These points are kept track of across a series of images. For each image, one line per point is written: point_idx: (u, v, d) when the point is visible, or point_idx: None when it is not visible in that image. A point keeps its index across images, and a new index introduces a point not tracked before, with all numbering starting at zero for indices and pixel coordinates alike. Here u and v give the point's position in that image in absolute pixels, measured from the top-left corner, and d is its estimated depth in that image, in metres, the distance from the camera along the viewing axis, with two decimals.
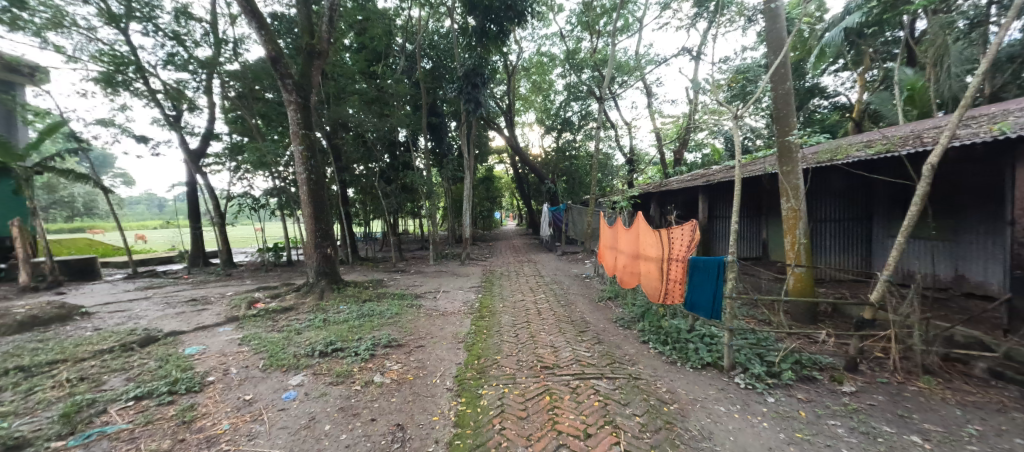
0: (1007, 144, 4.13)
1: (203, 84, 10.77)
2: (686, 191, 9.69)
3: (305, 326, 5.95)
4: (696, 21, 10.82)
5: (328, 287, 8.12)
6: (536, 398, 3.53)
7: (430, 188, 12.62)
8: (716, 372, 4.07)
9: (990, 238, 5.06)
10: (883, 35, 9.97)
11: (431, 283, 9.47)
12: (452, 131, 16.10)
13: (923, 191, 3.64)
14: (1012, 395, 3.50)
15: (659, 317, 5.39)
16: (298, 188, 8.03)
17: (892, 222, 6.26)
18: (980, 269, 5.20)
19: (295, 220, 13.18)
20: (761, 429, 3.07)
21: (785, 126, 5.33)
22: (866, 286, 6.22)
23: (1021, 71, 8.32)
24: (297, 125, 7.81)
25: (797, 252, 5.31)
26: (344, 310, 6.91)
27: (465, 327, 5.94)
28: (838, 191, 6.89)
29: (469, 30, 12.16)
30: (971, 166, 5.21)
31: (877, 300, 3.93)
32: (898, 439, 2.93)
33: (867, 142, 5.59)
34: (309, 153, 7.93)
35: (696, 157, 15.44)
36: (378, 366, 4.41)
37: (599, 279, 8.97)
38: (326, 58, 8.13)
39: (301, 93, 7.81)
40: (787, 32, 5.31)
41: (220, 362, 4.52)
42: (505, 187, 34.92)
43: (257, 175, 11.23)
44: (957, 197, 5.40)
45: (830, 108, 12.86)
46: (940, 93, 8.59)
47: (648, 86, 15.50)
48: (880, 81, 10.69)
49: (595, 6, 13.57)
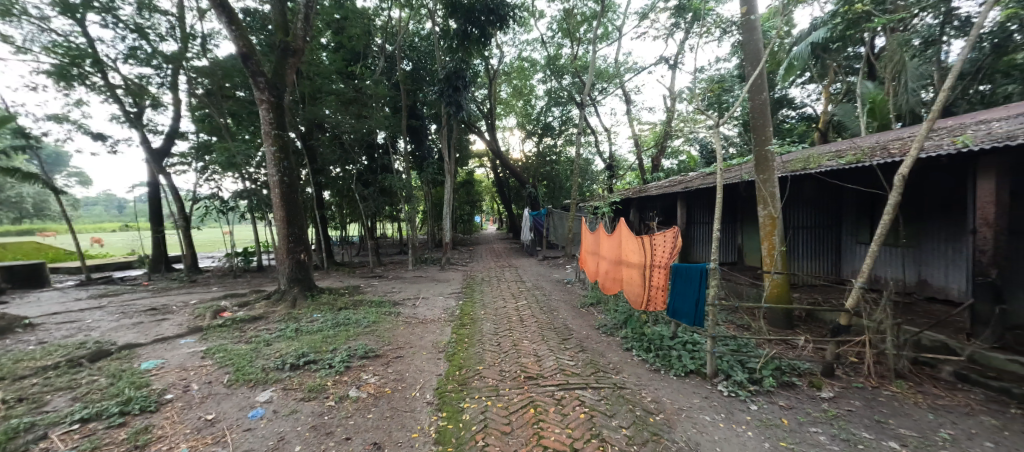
0: (969, 157, 4.32)
1: (167, 80, 10.22)
2: (666, 198, 9.82)
3: (276, 336, 5.66)
4: (674, 31, 11.05)
5: (301, 295, 7.79)
6: (520, 411, 3.43)
7: (410, 191, 12.41)
8: (699, 380, 4.08)
9: (950, 246, 5.32)
10: (847, 50, 10.42)
11: (410, 290, 9.24)
12: (432, 134, 15.90)
13: (894, 202, 3.73)
14: (978, 397, 3.63)
15: (641, 324, 5.40)
16: (270, 190, 7.69)
17: (860, 229, 6.51)
18: (941, 275, 5.46)
19: (266, 224, 12.68)
20: (746, 438, 3.07)
21: (762, 135, 5.43)
22: (837, 291, 6.43)
23: (971, 87, 8.85)
24: (270, 125, 7.50)
25: (773, 258, 5.42)
26: (318, 318, 6.63)
27: (445, 336, 5.79)
28: (809, 199, 7.10)
29: (450, 33, 11.89)
30: (935, 177, 5.46)
31: (852, 306, 4.02)
32: (876, 445, 2.98)
33: (837, 152, 5.75)
34: (282, 154, 7.61)
35: (672, 163, 15.78)
36: (354, 379, 4.21)
37: (580, 285, 8.97)
38: (301, 56, 7.83)
39: (274, 92, 7.50)
40: (764, 45, 5.39)
41: (180, 378, 4.21)
42: (485, 191, 34.82)
43: (226, 176, 10.74)
44: (922, 206, 5.66)
45: (797, 118, 13.35)
46: (898, 107, 9.06)
47: (627, 93, 15.79)
48: (844, 94, 11.20)
49: (576, 14, 13.70)
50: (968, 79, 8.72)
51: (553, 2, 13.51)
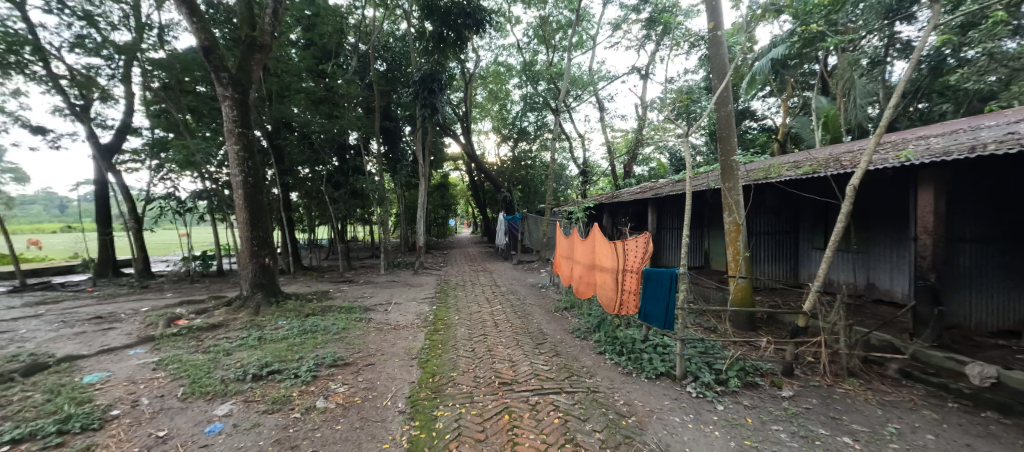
0: (911, 170, 4.65)
1: (119, 72, 9.59)
2: (637, 203, 10.08)
3: (237, 345, 5.38)
4: (645, 42, 11.45)
5: (265, 301, 7.45)
6: (494, 418, 3.40)
7: (382, 194, 12.14)
8: (669, 382, 4.20)
9: (895, 251, 5.73)
10: (803, 67, 11.09)
11: (381, 295, 9.02)
12: (407, 136, 15.68)
13: (846, 211, 3.97)
14: (920, 392, 3.91)
15: (614, 328, 5.49)
16: (233, 191, 7.34)
17: (816, 235, 6.90)
18: (887, 278, 5.86)
19: (228, 226, 12.08)
20: (713, 438, 3.17)
21: (727, 145, 5.66)
22: (795, 294, 6.80)
23: (913, 105, 9.59)
24: (234, 122, 7.17)
25: (737, 263, 5.64)
26: (283, 325, 6.36)
27: (418, 342, 5.69)
28: (770, 206, 7.47)
29: (426, 35, 11.85)
30: (882, 187, 5.86)
31: (810, 309, 4.25)
32: (833, 441, 3.14)
33: (796, 162, 6.08)
34: (246, 154, 7.28)
35: (644, 170, 16.22)
36: (322, 389, 4.05)
37: (554, 289, 9.04)
38: (268, 52, 7.53)
39: (238, 88, 7.17)
40: (729, 60, 5.62)
41: (128, 392, 3.92)
42: (460, 194, 34.61)
43: (185, 175, 10.18)
44: (871, 214, 6.06)
45: (759, 129, 14.05)
46: (849, 121, 9.68)
47: (600, 101, 16.17)
48: (801, 108, 11.91)
49: (551, 21, 13.92)
50: (908, 97, 9.47)
51: (529, 9, 13.68)
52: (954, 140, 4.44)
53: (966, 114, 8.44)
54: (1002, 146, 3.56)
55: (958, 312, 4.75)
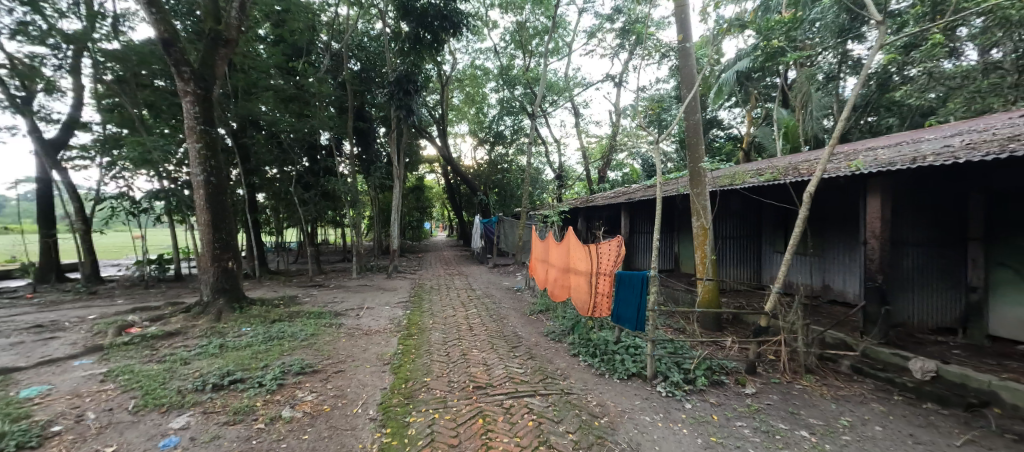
0: (861, 178, 4.98)
1: (67, 62, 8.94)
2: (611, 208, 10.30)
3: (196, 354, 5.10)
4: (619, 51, 11.79)
5: (227, 307, 7.09)
6: (468, 422, 3.39)
7: (355, 196, 11.85)
8: (640, 382, 4.30)
9: (847, 254, 6.11)
10: (766, 80, 11.72)
11: (353, 299, 8.78)
12: (381, 137, 15.41)
13: (803, 216, 4.20)
14: (869, 387, 4.19)
15: (588, 330, 5.59)
16: (193, 191, 6.98)
17: (777, 240, 7.27)
18: (840, 280, 6.24)
19: (186, 228, 11.45)
20: (681, 436, 3.27)
21: (695, 152, 5.88)
22: (759, 295, 7.14)
23: (863, 118, 10.29)
24: (196, 119, 6.83)
25: (704, 265, 5.85)
26: (247, 333, 6.08)
27: (391, 348, 5.57)
28: (735, 212, 7.82)
29: (402, 36, 11.71)
30: (835, 195, 6.25)
31: (770, 309, 4.47)
32: (792, 435, 3.31)
33: (758, 170, 6.40)
34: (208, 152, 6.95)
35: (617, 175, 16.61)
36: (288, 398, 3.91)
37: (530, 292, 9.09)
38: (234, 47, 7.22)
39: (201, 84, 6.85)
40: (697, 71, 5.88)
41: (72, 406, 3.64)
42: (435, 197, 34.24)
43: (140, 174, 9.60)
44: (826, 220, 6.45)
45: (725, 138, 14.68)
46: (806, 132, 10.28)
47: (576, 107, 16.47)
48: (763, 118, 12.57)
49: (528, 27, 14.08)
50: (859, 110, 10.15)
51: (506, 14, 13.79)
52: (897, 152, 4.80)
53: (908, 127, 9.17)
54: (938, 158, 3.88)
55: (903, 310, 5.11)
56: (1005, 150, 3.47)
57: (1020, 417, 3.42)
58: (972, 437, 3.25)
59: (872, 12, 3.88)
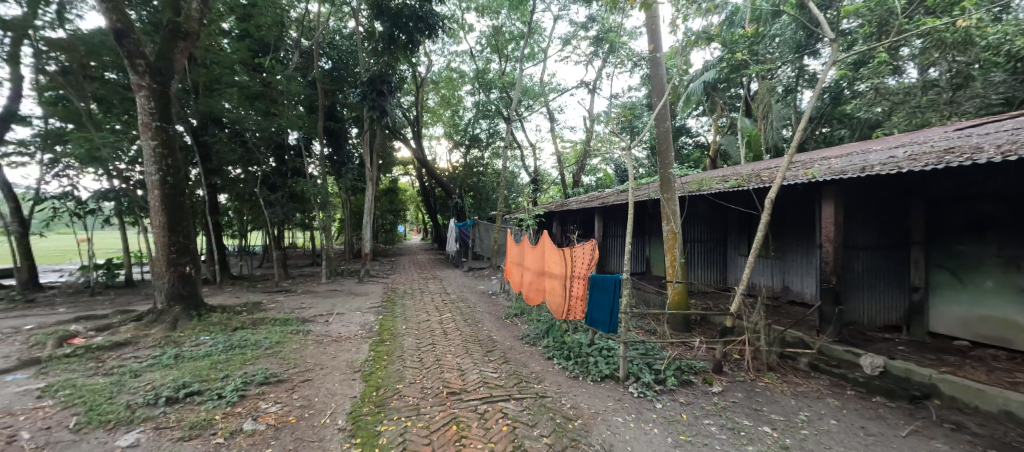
0: (816, 186, 5.28)
1: (4, 50, 8.22)
2: (585, 212, 10.47)
3: (147, 365, 4.77)
4: (594, 58, 12.05)
5: (184, 315, 6.68)
6: (442, 430, 3.33)
7: (325, 198, 11.47)
8: (613, 383, 4.38)
9: (804, 257, 6.44)
10: (731, 91, 12.29)
11: (323, 305, 8.48)
12: (353, 138, 15.03)
13: (764, 221, 4.37)
14: (825, 383, 4.42)
15: (562, 333, 5.64)
16: (147, 192, 6.57)
17: (741, 244, 7.60)
18: (798, 281, 6.60)
19: (139, 230, 10.74)
20: (652, 436, 3.35)
21: (665, 159, 6.05)
22: (724, 296, 7.42)
23: (818, 129, 10.95)
24: (151, 114, 6.44)
25: (674, 268, 6.01)
26: (206, 341, 5.75)
27: (362, 354, 5.40)
28: (702, 217, 8.11)
29: (376, 36, 11.53)
30: (794, 202, 6.60)
31: (735, 310, 4.64)
32: (755, 431, 3.44)
33: (723, 177, 6.66)
34: (165, 150, 6.57)
35: (591, 179, 16.88)
36: (250, 410, 3.71)
37: (505, 296, 9.08)
38: (195, 41, 6.86)
39: (158, 78, 6.46)
40: (667, 80, 6.07)
41: (1, 427, 3.31)
42: (409, 199, 33.73)
43: (86, 173, 8.95)
44: (785, 225, 6.80)
45: (693, 145, 15.23)
46: (768, 141, 10.84)
47: (551, 112, 16.68)
48: (728, 127, 13.17)
49: (504, 32, 14.16)
50: (815, 122, 10.80)
51: (482, 18, 13.83)
52: (849, 161, 5.13)
53: (859, 138, 9.83)
54: (884, 168, 4.17)
55: (855, 310, 5.43)
56: (943, 161, 3.76)
57: (957, 407, 3.71)
58: (916, 427, 3.49)
59: (826, 30, 4.13)
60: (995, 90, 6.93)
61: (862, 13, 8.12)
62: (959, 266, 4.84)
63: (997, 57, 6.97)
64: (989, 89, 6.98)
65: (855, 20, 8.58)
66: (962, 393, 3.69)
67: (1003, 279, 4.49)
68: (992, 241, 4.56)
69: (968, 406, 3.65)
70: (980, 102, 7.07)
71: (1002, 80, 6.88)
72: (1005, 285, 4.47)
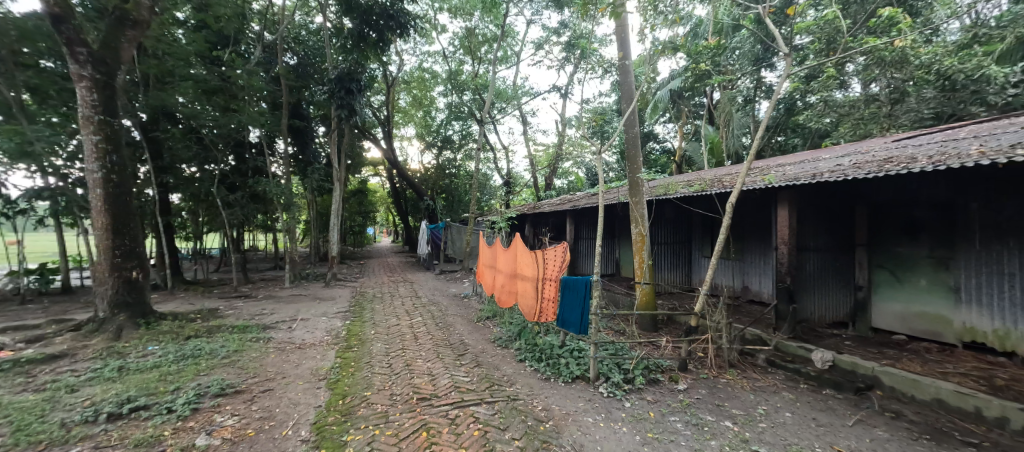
0: (772, 191, 5.59)
1: None
2: (556, 215, 10.61)
3: (86, 379, 4.38)
4: (566, 63, 12.26)
5: (130, 324, 6.19)
6: (411, 437, 3.25)
7: (289, 198, 10.98)
8: (584, 384, 4.43)
9: (761, 259, 6.80)
10: (695, 99, 12.83)
11: (286, 311, 8.11)
12: (320, 137, 14.52)
13: (726, 225, 4.54)
14: (781, 377, 4.67)
15: (534, 335, 5.66)
16: (89, 192, 6.06)
17: (704, 246, 7.92)
18: (756, 281, 6.95)
19: (77, 231, 9.88)
20: (621, 434, 3.41)
21: (634, 163, 6.21)
22: (689, 296, 7.70)
23: (774, 138, 11.63)
24: (93, 107, 5.95)
25: (642, 269, 6.16)
26: (154, 352, 5.36)
27: (328, 362, 5.20)
28: (669, 220, 8.40)
29: (344, 32, 11.23)
30: (752, 207, 6.95)
31: (699, 310, 4.78)
32: (718, 426, 3.59)
33: (688, 182, 6.93)
34: (109, 146, 6.10)
35: (563, 182, 17.08)
36: (204, 424, 3.48)
37: (477, 299, 9.01)
38: (145, 29, 6.40)
39: (101, 68, 5.99)
40: (636, 87, 6.23)
41: None
42: (378, 201, 32.98)
43: (16, 169, 8.16)
44: (745, 229, 7.15)
45: (661, 151, 15.76)
46: (729, 148, 11.38)
47: (523, 115, 16.81)
48: (693, 134, 13.75)
49: (477, 34, 14.15)
50: (771, 130, 11.47)
51: (455, 19, 13.76)
52: (801, 168, 5.47)
53: (810, 147, 10.53)
54: (833, 175, 4.47)
55: (807, 308, 5.77)
56: (885, 170, 4.05)
57: (896, 397, 4.01)
58: (861, 417, 3.74)
59: (780, 46, 4.36)
60: (927, 106, 7.62)
61: (812, 30, 8.72)
62: (897, 266, 5.23)
63: (928, 75, 7.67)
64: (922, 104, 7.68)
65: (807, 37, 9.20)
66: (901, 383, 3.99)
67: (935, 278, 4.88)
68: (925, 242, 4.96)
69: (906, 395, 3.95)
70: (914, 115, 7.76)
71: (933, 96, 7.57)
72: (937, 284, 4.87)
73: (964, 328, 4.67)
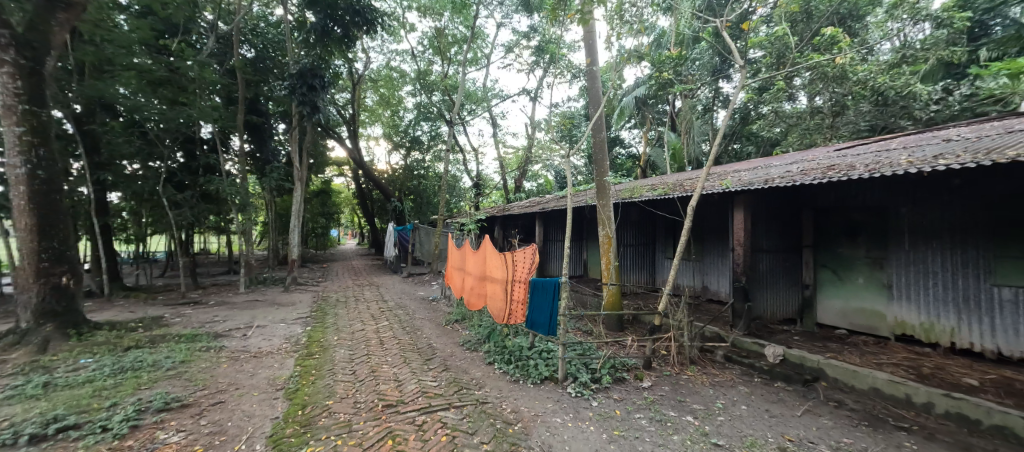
0: (729, 195, 5.89)
1: None
2: (526, 217, 10.65)
3: (4, 398, 3.92)
4: (536, 67, 12.37)
5: (59, 335, 5.61)
6: (376, 445, 3.15)
7: (244, 198, 10.38)
8: (552, 385, 4.46)
9: (720, 259, 7.15)
10: (659, 107, 13.33)
11: (241, 317, 7.65)
12: (279, 135, 13.84)
13: (688, 227, 4.68)
14: (738, 372, 4.91)
15: (503, 337, 5.66)
16: (11, 189, 5.46)
17: (667, 247, 8.22)
18: (714, 281, 7.29)
19: None
20: (588, 433, 3.46)
21: (601, 167, 6.34)
22: (653, 296, 7.95)
23: (731, 145, 12.28)
24: (17, 96, 5.37)
25: (609, 270, 6.27)
26: (88, 365, 4.89)
27: (286, 370, 4.94)
28: (634, 223, 8.65)
29: (307, 26, 10.79)
30: (711, 210, 7.30)
31: (663, 310, 4.90)
32: (679, 421, 3.72)
33: (652, 186, 7.15)
34: (36, 139, 5.52)
35: (533, 185, 17.21)
36: (144, 442, 3.21)
37: (445, 302, 8.90)
38: (79, 12, 5.82)
39: (27, 52, 5.43)
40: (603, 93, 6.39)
41: None
42: (342, 202, 31.97)
43: None
44: (704, 232, 7.50)
45: (627, 156, 16.25)
46: (690, 155, 11.93)
47: (493, 117, 16.80)
48: (657, 140, 14.28)
49: (447, 34, 14.00)
50: (728, 138, 12.11)
51: (424, 18, 13.54)
52: (754, 174, 5.81)
53: (762, 154, 11.23)
54: (783, 180, 4.77)
55: (760, 305, 6.11)
56: (828, 176, 4.38)
57: (838, 386, 4.32)
58: (808, 407, 4.00)
59: (736, 58, 4.57)
60: (864, 118, 8.34)
61: (764, 45, 9.31)
62: (839, 266, 5.65)
63: (864, 91, 8.28)
64: (859, 117, 8.41)
65: (759, 51, 9.80)
66: (843, 374, 4.29)
67: (871, 277, 5.31)
68: (862, 244, 5.39)
69: (846, 385, 4.26)
70: (853, 127, 8.49)
71: (868, 110, 8.29)
72: (872, 282, 5.29)
73: (895, 321, 5.09)
